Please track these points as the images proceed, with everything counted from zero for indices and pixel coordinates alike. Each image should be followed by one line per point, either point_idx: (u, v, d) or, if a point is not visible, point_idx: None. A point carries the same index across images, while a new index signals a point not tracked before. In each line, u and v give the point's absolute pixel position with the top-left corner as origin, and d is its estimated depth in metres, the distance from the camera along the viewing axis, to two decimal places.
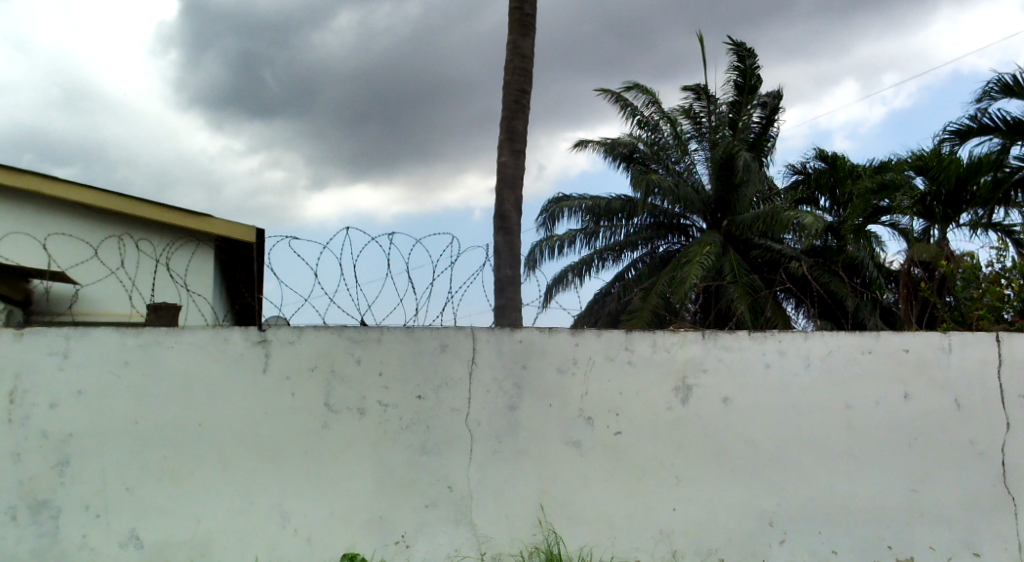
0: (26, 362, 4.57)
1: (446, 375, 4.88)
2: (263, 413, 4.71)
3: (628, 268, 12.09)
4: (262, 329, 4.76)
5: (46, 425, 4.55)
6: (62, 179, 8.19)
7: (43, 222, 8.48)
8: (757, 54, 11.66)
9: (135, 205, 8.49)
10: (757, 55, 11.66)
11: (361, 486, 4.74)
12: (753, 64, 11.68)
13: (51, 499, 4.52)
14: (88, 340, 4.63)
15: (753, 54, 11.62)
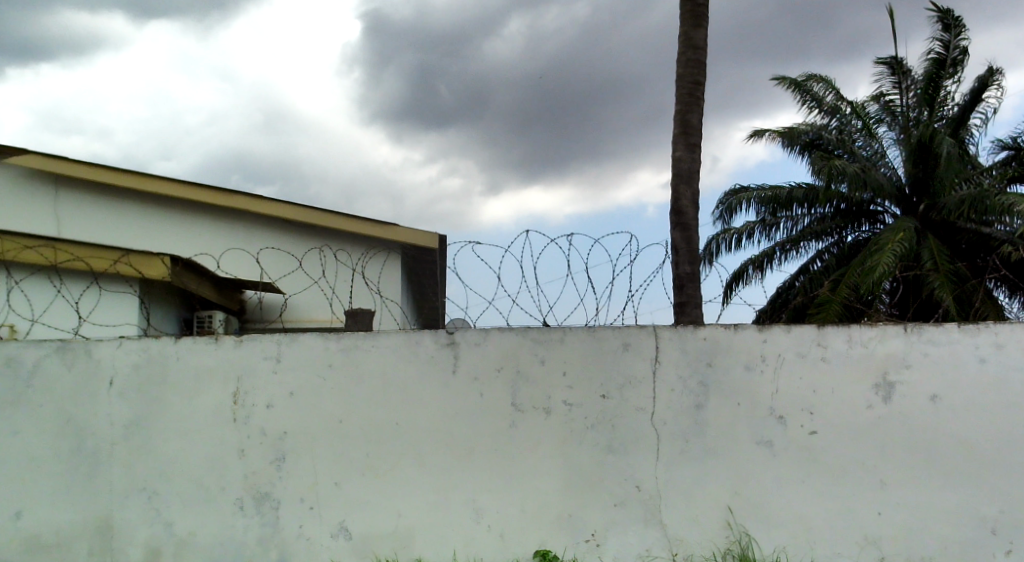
0: (245, 366, 5.00)
1: (630, 373, 4.93)
2: (454, 413, 4.93)
3: (813, 260, 11.69)
4: (450, 332, 4.99)
5: (263, 423, 4.96)
6: (266, 196, 8.98)
7: (252, 238, 9.30)
8: (965, 24, 10.96)
9: (329, 217, 9.08)
10: (965, 26, 10.96)
11: (549, 484, 4.86)
12: (958, 36, 11.02)
13: (271, 492, 4.91)
14: (297, 345, 5.00)
15: (961, 25, 10.94)
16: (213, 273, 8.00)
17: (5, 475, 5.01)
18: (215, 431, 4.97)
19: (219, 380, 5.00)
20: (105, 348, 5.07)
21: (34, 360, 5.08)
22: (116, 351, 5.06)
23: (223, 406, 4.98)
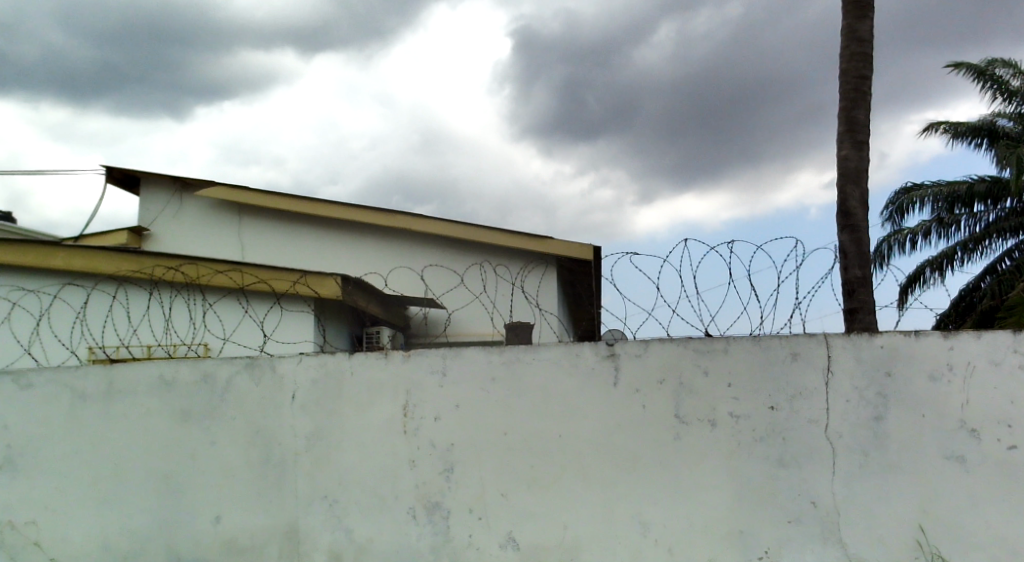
0: (412, 380, 5.15)
1: (801, 384, 4.75)
2: (618, 425, 4.89)
3: (1001, 259, 10.93)
4: (610, 344, 4.96)
5: (432, 435, 5.08)
6: (425, 215, 9.29)
7: (415, 256, 9.64)
8: None
9: (485, 232, 9.26)
10: None
11: (719, 498, 4.74)
12: None
13: (441, 501, 5.02)
14: (461, 359, 5.11)
15: None
16: (380, 292, 8.31)
17: (203, 483, 5.36)
18: (388, 443, 5.13)
19: (389, 393, 5.17)
20: (286, 364, 5.34)
21: (226, 375, 5.42)
22: (296, 366, 5.32)
23: (393, 418, 5.14)
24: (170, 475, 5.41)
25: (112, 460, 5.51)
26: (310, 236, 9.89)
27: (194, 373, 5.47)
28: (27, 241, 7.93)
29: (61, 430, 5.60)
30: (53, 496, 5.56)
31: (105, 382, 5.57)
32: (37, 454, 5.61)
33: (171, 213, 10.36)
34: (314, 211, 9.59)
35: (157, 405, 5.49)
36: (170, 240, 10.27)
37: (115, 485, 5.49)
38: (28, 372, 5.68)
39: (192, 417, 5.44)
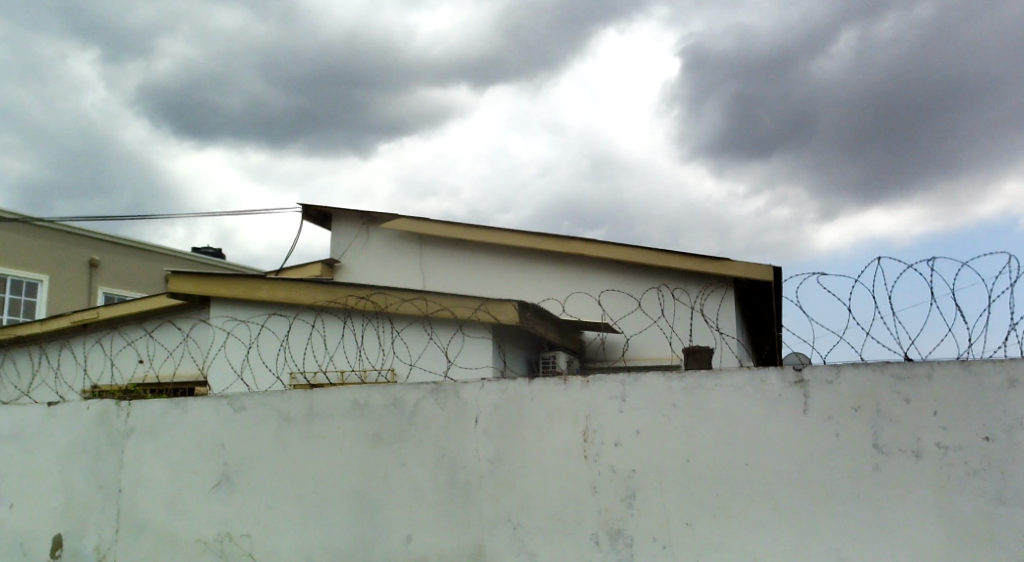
0: (592, 405, 5.17)
1: (1018, 413, 4.41)
2: (809, 454, 4.71)
3: None
4: (798, 370, 4.80)
5: (613, 460, 5.07)
6: (599, 239, 9.34)
7: (590, 281, 9.70)
8: None
9: (660, 255, 9.18)
10: None
11: (924, 533, 4.46)
12: None
13: (625, 528, 4.99)
14: (643, 384, 5.09)
15: None
16: (556, 317, 8.43)
17: (395, 503, 5.59)
18: (569, 468, 5.17)
19: (570, 418, 5.21)
20: (470, 389, 5.50)
21: (414, 400, 5.65)
22: (480, 391, 5.47)
23: (575, 443, 5.18)
24: (364, 495, 5.67)
25: (312, 479, 5.84)
26: (487, 263, 10.16)
27: (386, 397, 5.73)
28: (236, 275, 8.64)
29: (268, 450, 6.00)
30: (261, 512, 5.94)
31: (306, 406, 5.93)
32: (248, 472, 6.03)
33: (359, 245, 10.93)
34: (491, 239, 9.86)
35: (352, 428, 5.78)
36: (359, 271, 10.83)
37: (315, 503, 5.80)
38: (240, 396, 6.14)
39: (384, 440, 5.69)
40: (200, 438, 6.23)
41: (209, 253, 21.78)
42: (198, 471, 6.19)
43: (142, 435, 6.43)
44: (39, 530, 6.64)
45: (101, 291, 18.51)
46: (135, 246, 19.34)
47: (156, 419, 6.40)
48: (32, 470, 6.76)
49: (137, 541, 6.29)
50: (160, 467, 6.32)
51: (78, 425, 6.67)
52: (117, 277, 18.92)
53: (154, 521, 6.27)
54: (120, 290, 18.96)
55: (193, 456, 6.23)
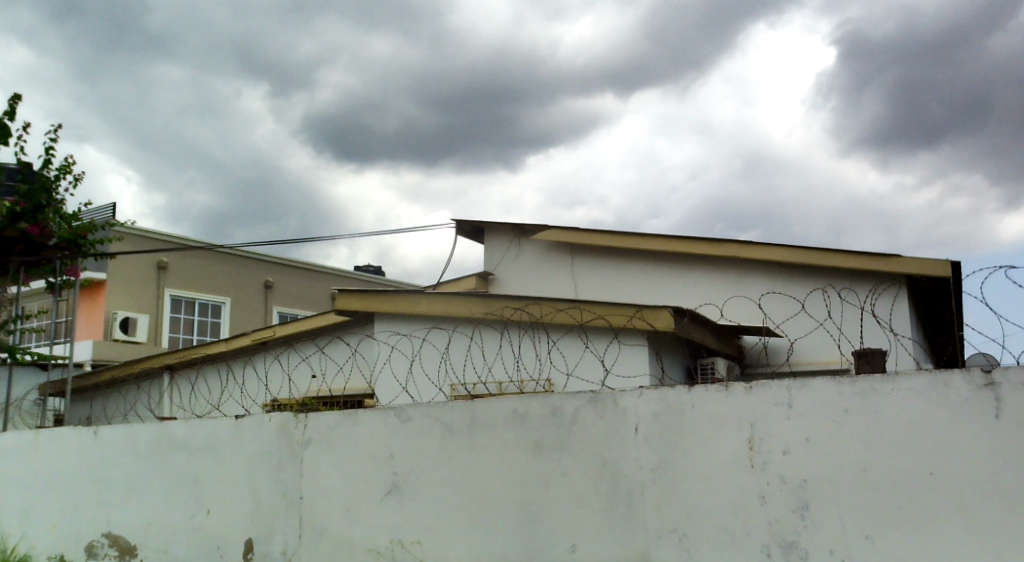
0: (758, 412, 5.03)
1: None
2: (1002, 461, 4.41)
3: None
4: (987, 372, 4.50)
5: (782, 469, 4.92)
6: (755, 241, 9.11)
7: (749, 284, 9.46)
8: None
9: (821, 255, 8.85)
10: None
11: None
12: None
13: (798, 540, 4.81)
14: (812, 390, 4.91)
15: None
16: (715, 323, 8.27)
17: (559, 512, 5.61)
18: (735, 477, 5.04)
19: (734, 426, 5.09)
20: (629, 397, 5.47)
21: (573, 409, 5.67)
22: (639, 399, 5.43)
23: (741, 452, 5.04)
24: (529, 504, 5.73)
25: (477, 489, 5.95)
26: (639, 270, 10.08)
27: (545, 406, 5.78)
28: (397, 291, 8.94)
29: (434, 459, 6.16)
30: (429, 519, 6.10)
31: (468, 417, 6.07)
32: (416, 481, 6.21)
33: (511, 257, 11.08)
34: (644, 246, 9.78)
35: (514, 438, 5.86)
36: (513, 283, 10.97)
37: (481, 512, 5.90)
38: (406, 408, 6.35)
39: (545, 449, 5.73)
40: (370, 448, 6.47)
41: (371, 270, 22.65)
42: (370, 480, 6.43)
43: (318, 446, 6.75)
44: (231, 535, 7.06)
45: (275, 310, 19.55)
46: (305, 267, 20.37)
47: (330, 430, 6.70)
48: (223, 478, 7.20)
49: (316, 547, 6.58)
50: (335, 476, 6.61)
51: (259, 437, 7.07)
52: (289, 296, 19.93)
53: (331, 529, 6.54)
54: (293, 308, 19.99)
55: (364, 466, 6.48)
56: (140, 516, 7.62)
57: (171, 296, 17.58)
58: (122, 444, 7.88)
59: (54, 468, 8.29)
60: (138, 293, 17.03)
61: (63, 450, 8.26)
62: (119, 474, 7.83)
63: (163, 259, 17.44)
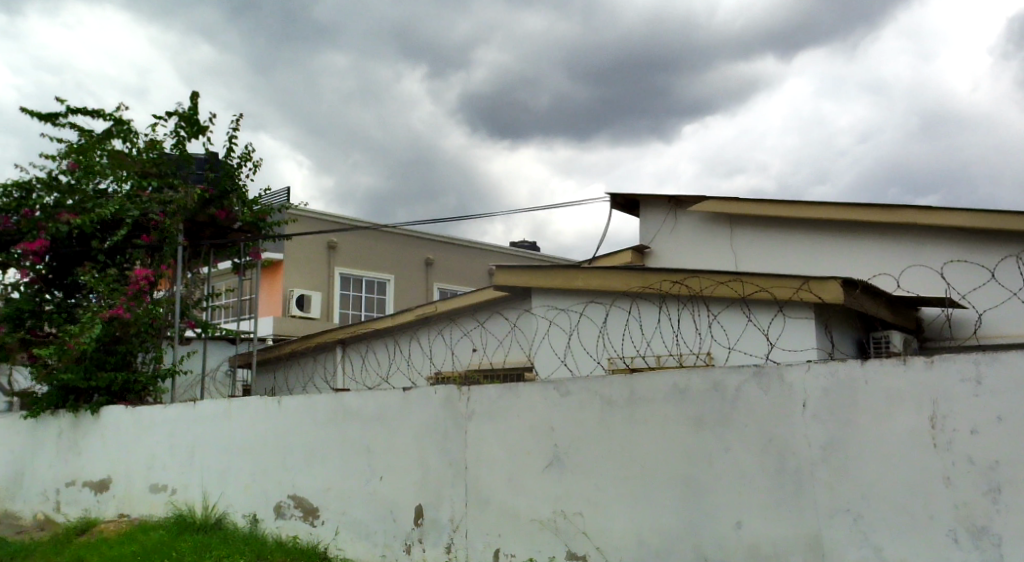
0: (941, 389, 4.79)
1: None
2: None
3: None
4: None
5: (969, 450, 4.67)
6: (933, 205, 8.62)
7: (928, 253, 9.00)
8: None
9: (1007, 218, 8.29)
10: None
11: None
12: None
13: (990, 526, 4.56)
14: (1001, 365, 4.61)
15: None
16: (889, 294, 7.90)
17: (726, 488, 5.53)
18: (916, 457, 4.83)
19: (915, 403, 4.86)
20: (796, 372, 5.33)
21: (736, 383, 5.59)
22: (806, 374, 5.29)
23: (922, 430, 4.82)
24: (692, 480, 5.69)
25: (640, 463, 5.95)
26: (805, 240, 9.77)
27: (707, 381, 5.71)
28: (555, 267, 9.05)
29: (593, 433, 6.21)
30: (592, 492, 6.16)
31: (628, 391, 6.07)
32: (578, 453, 6.28)
33: (668, 230, 10.93)
34: (808, 215, 9.45)
35: (675, 412, 5.82)
36: (670, 256, 10.82)
37: (643, 486, 5.91)
38: (565, 381, 6.42)
39: (707, 424, 5.67)
40: (531, 421, 6.59)
41: (527, 246, 22.92)
42: (532, 452, 6.55)
43: (481, 417, 6.93)
44: (404, 501, 7.36)
45: (437, 287, 20.12)
46: (463, 244, 20.84)
47: (493, 402, 6.87)
48: (394, 447, 7.51)
49: (482, 515, 6.78)
50: (499, 447, 6.77)
51: (426, 408, 7.33)
52: (449, 273, 20.47)
53: (496, 498, 6.72)
54: (453, 285, 20.50)
55: (526, 438, 6.61)
56: (321, 481, 8.08)
57: (340, 274, 18.41)
58: (302, 413, 8.36)
59: (245, 435, 8.89)
60: (311, 272, 17.93)
61: (252, 418, 8.84)
62: (301, 441, 8.32)
63: (332, 239, 18.29)
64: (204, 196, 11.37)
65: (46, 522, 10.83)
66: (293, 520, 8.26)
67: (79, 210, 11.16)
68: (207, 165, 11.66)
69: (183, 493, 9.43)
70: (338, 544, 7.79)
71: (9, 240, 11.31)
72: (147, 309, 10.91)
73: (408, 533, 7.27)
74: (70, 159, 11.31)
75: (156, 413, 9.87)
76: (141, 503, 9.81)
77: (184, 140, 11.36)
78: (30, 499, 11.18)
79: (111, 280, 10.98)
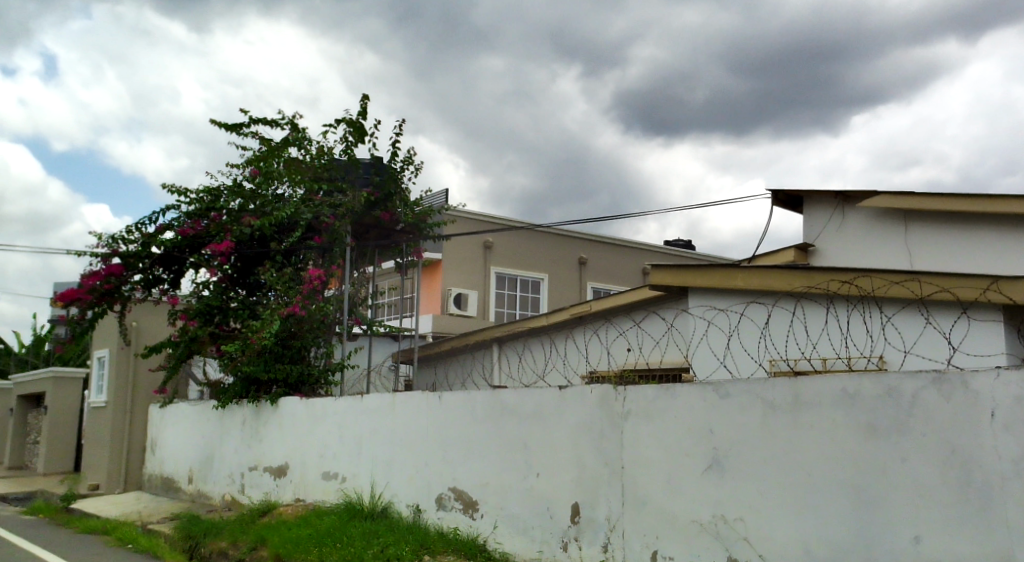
0: None
1: None
2: None
3: None
4: None
5: None
6: None
7: None
8: None
9: None
10: None
11: None
12: None
13: None
14: None
15: None
16: None
17: (902, 500, 5.29)
18: None
19: None
20: (983, 380, 5.04)
21: (913, 390, 5.33)
22: (995, 383, 4.99)
23: None
24: (863, 490, 5.47)
25: (806, 470, 5.77)
26: (988, 235, 9.28)
27: (880, 387, 5.48)
28: (714, 265, 8.86)
29: (756, 437, 6.07)
30: (755, 498, 6.02)
31: (793, 395, 5.91)
32: (738, 457, 6.16)
33: (834, 227, 10.50)
34: (990, 210, 9.01)
35: (845, 418, 5.61)
36: (838, 254, 10.36)
37: (809, 494, 5.73)
38: (725, 383, 6.31)
39: (879, 432, 5.45)
40: (690, 423, 6.51)
41: (681, 244, 22.59)
42: (691, 455, 6.47)
43: (638, 418, 6.91)
44: (560, 499, 7.42)
45: (591, 286, 20.13)
46: (616, 243, 20.76)
47: (650, 402, 6.83)
48: (550, 444, 7.60)
49: (639, 516, 6.75)
50: (656, 448, 6.73)
51: (583, 408, 7.36)
52: (602, 272, 20.46)
53: (653, 499, 6.68)
54: (607, 284, 20.46)
55: (685, 440, 6.53)
56: (480, 475, 8.25)
57: (496, 273, 18.75)
58: (461, 408, 8.58)
59: (408, 428, 9.20)
60: (468, 270, 18.35)
61: (414, 412, 9.15)
62: (461, 436, 8.53)
63: (488, 239, 18.65)
64: (370, 199, 11.86)
65: (233, 502, 11.58)
66: (454, 512, 8.49)
67: (260, 214, 11.91)
68: (372, 168, 12.03)
69: (352, 481, 9.86)
70: (497, 537, 7.94)
71: (199, 242, 12.08)
72: (319, 307, 11.54)
73: (565, 530, 7.33)
74: (252, 166, 12.04)
75: (328, 404, 10.38)
76: (314, 489, 10.33)
77: (352, 146, 11.87)
78: (218, 480, 11.97)
79: (287, 278, 11.68)
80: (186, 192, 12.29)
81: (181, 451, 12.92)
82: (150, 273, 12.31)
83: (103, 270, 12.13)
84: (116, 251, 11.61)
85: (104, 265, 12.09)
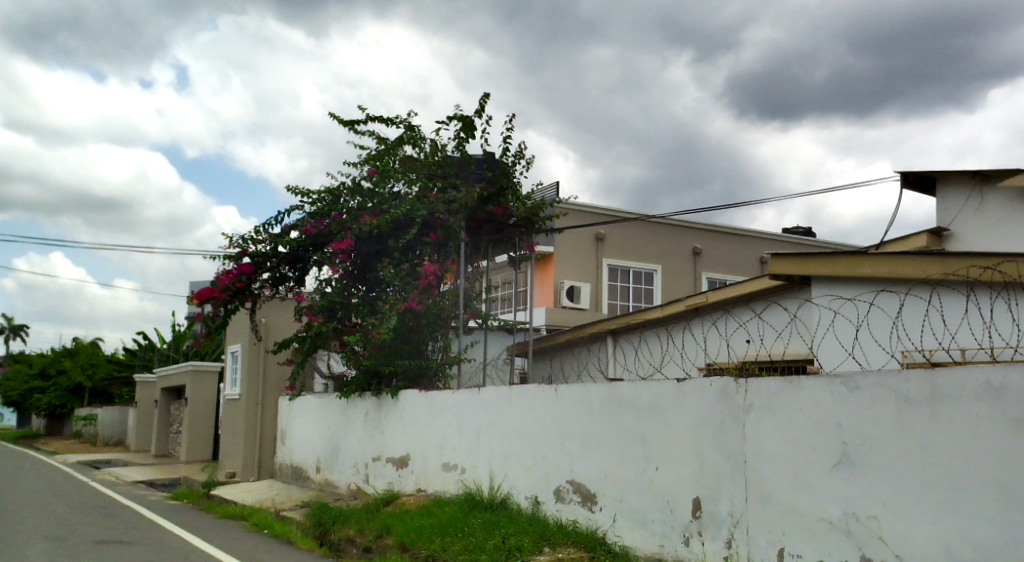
0: None
1: None
2: None
3: None
4: None
5: None
6: None
7: None
8: None
9: None
10: None
11: None
12: None
13: None
14: None
15: None
16: None
17: None
18: None
19: None
20: None
21: None
22: None
23: None
24: (1011, 487, 5.19)
25: (947, 466, 5.51)
26: None
27: None
28: (840, 253, 8.55)
29: (889, 432, 5.83)
30: (890, 494, 5.78)
31: (928, 387, 5.65)
32: (870, 452, 5.94)
33: (972, 210, 9.98)
34: None
35: (988, 412, 5.33)
36: (977, 237, 9.85)
37: (949, 493, 5.47)
38: (854, 376, 6.09)
39: None
40: (817, 417, 6.31)
41: (799, 232, 21.95)
42: (819, 449, 6.27)
43: (760, 411, 6.74)
44: (681, 493, 7.31)
45: (706, 276, 19.78)
46: (731, 232, 20.33)
47: (773, 395, 6.65)
48: (670, 437, 7.50)
49: (765, 512, 6.58)
50: (781, 442, 6.55)
51: (702, 401, 7.23)
52: (718, 261, 20.08)
53: (779, 495, 6.50)
54: (722, 274, 20.08)
55: (812, 434, 6.33)
56: (599, 468, 8.22)
57: (608, 265, 18.65)
58: (577, 401, 8.57)
59: (526, 420, 9.25)
60: (580, 263, 18.32)
61: (531, 405, 9.19)
62: (579, 428, 8.52)
63: (600, 231, 18.55)
64: (482, 193, 11.96)
65: (358, 491, 11.90)
66: (573, 504, 8.48)
67: (377, 212, 12.12)
68: (485, 164, 12.15)
69: (472, 472, 9.98)
70: (616, 530, 7.89)
71: (321, 240, 12.52)
72: (435, 302, 11.72)
73: (687, 525, 7.21)
74: (369, 165, 12.31)
75: (446, 397, 10.52)
76: (435, 479, 10.52)
77: (464, 142, 12.00)
78: (344, 470, 12.33)
79: (405, 274, 11.89)
80: (308, 192, 12.69)
81: (308, 442, 13.36)
82: (277, 271, 12.77)
83: (235, 269, 12.66)
84: (245, 251, 12.09)
85: (236, 264, 12.61)
